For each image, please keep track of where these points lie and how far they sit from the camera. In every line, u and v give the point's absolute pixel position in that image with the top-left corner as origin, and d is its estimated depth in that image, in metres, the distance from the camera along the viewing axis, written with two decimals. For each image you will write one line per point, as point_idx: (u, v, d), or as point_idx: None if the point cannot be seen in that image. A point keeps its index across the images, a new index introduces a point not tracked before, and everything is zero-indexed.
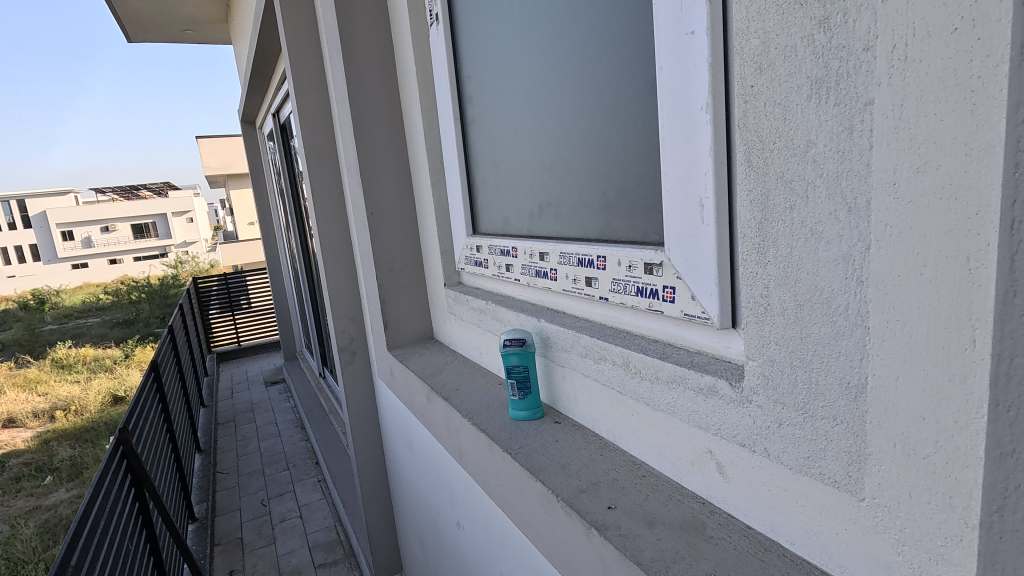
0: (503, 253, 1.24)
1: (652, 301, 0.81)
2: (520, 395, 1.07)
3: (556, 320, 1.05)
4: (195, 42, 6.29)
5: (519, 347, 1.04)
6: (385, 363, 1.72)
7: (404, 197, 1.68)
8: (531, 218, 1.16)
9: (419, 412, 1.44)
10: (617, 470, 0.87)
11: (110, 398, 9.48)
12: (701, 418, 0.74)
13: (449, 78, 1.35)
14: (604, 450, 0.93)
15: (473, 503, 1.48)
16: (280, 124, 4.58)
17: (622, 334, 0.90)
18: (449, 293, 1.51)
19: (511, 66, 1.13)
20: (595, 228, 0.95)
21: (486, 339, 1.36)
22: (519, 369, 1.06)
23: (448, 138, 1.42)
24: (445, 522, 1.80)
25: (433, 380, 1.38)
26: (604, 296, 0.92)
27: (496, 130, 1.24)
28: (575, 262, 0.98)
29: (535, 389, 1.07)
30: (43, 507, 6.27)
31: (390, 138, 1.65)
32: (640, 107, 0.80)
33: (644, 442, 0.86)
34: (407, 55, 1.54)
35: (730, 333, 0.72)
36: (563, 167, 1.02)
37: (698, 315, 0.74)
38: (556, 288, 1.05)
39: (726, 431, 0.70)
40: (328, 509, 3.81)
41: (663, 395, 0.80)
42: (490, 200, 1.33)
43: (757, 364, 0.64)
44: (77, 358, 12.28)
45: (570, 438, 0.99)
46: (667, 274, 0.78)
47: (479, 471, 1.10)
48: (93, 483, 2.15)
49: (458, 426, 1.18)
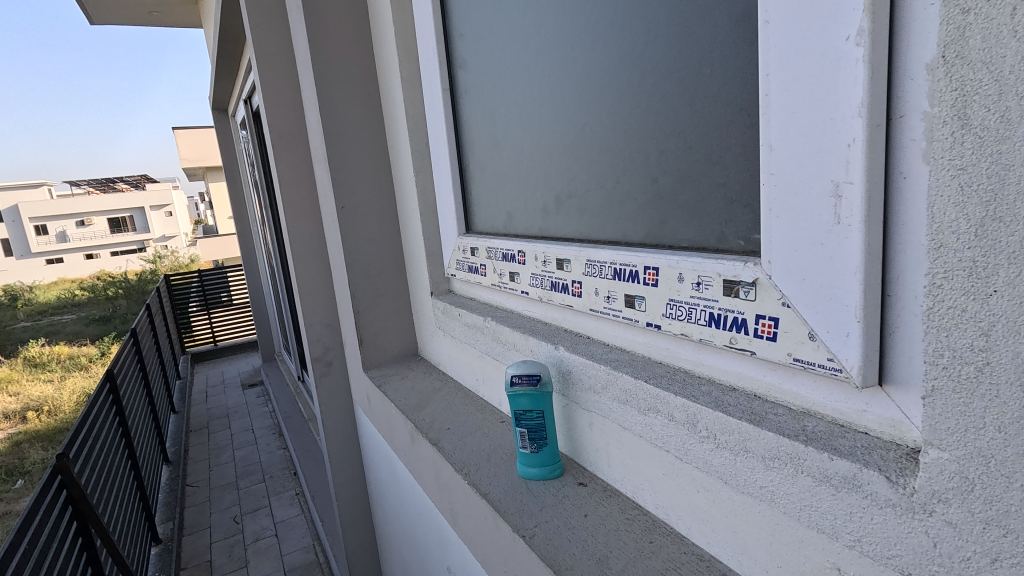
0: (506, 258, 0.98)
1: (736, 335, 0.56)
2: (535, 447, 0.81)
3: (580, 350, 0.79)
4: (163, 25, 5.90)
5: (530, 388, 0.79)
6: (361, 386, 1.45)
7: (382, 188, 1.41)
8: (543, 215, 0.90)
9: (401, 451, 1.18)
10: (677, 571, 0.62)
11: (80, 399, 9.04)
12: (824, 520, 0.49)
13: (434, 37, 1.08)
14: (654, 535, 0.67)
15: (467, 558, 1.22)
16: (252, 110, 4.24)
17: (681, 377, 0.65)
18: (437, 304, 1.24)
19: (517, 16, 0.86)
20: (639, 228, 0.69)
21: (484, 363, 1.10)
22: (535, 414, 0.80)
23: (434, 114, 1.15)
24: (433, 569, 1.54)
25: (418, 414, 1.11)
26: (654, 324, 0.66)
27: (496, 102, 0.98)
28: (609, 274, 0.72)
29: (552, 441, 0.82)
30: (15, 513, 5.79)
31: (363, 116, 1.36)
32: (722, 51, 0.54)
33: (717, 531, 0.61)
34: (383, 14, 1.26)
35: (871, 391, 0.47)
36: (589, 146, 0.75)
37: (821, 363, 0.49)
38: (580, 307, 0.80)
39: (872, 547, 0.45)
40: (306, 527, 3.53)
41: (753, 474, 0.55)
42: (488, 191, 1.06)
43: (947, 457, 0.39)
44: (46, 357, 11.77)
45: (603, 511, 0.73)
46: (763, 299, 0.53)
47: (479, 545, 0.85)
48: (21, 517, 1.81)
49: (450, 481, 0.92)
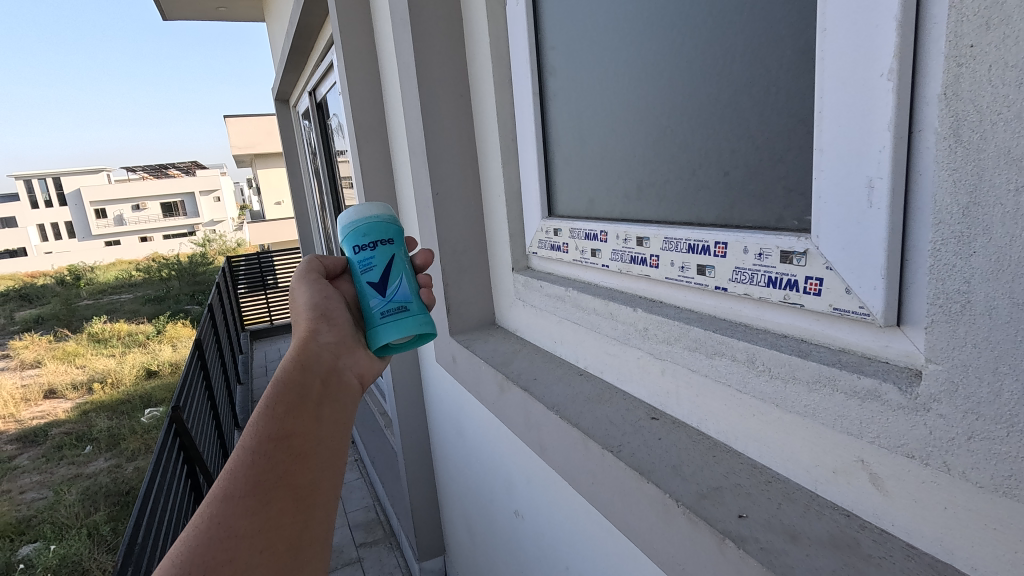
0: (588, 238, 1.17)
1: (789, 292, 0.74)
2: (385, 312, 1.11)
3: (655, 310, 0.98)
4: (229, 21, 6.23)
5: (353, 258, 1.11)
6: (447, 350, 1.68)
7: (469, 176, 1.61)
8: (624, 201, 1.09)
9: (488, 401, 1.40)
10: (737, 475, 0.81)
11: (145, 371, 9.74)
12: (852, 424, 0.67)
13: (529, 48, 1.26)
14: (715, 452, 0.87)
15: (535, 493, 1.42)
16: (316, 103, 4.49)
17: (742, 328, 0.83)
18: (518, 278, 1.45)
19: (607, 36, 1.04)
20: (711, 211, 0.88)
21: (563, 327, 1.30)
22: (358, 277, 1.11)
23: (525, 114, 1.34)
24: (499, 512, 1.75)
25: (506, 369, 1.32)
26: (722, 286, 0.85)
27: (583, 106, 1.16)
28: (684, 248, 0.91)
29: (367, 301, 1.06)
30: (84, 476, 6.49)
31: (455, 115, 1.56)
32: (796, 76, 0.70)
33: (769, 446, 0.80)
34: (479, 26, 1.45)
35: (891, 331, 0.64)
36: (670, 145, 0.94)
37: (856, 310, 0.66)
38: (657, 276, 0.98)
39: (888, 439, 0.63)
40: (365, 490, 3.85)
41: (799, 396, 0.73)
42: (571, 179, 1.26)
43: (942, 368, 0.56)
44: (113, 332, 12.59)
45: (673, 435, 0.93)
46: (813, 264, 0.70)
47: (565, 467, 1.05)
48: (145, 482, 2.11)
49: (538, 418, 1.12)
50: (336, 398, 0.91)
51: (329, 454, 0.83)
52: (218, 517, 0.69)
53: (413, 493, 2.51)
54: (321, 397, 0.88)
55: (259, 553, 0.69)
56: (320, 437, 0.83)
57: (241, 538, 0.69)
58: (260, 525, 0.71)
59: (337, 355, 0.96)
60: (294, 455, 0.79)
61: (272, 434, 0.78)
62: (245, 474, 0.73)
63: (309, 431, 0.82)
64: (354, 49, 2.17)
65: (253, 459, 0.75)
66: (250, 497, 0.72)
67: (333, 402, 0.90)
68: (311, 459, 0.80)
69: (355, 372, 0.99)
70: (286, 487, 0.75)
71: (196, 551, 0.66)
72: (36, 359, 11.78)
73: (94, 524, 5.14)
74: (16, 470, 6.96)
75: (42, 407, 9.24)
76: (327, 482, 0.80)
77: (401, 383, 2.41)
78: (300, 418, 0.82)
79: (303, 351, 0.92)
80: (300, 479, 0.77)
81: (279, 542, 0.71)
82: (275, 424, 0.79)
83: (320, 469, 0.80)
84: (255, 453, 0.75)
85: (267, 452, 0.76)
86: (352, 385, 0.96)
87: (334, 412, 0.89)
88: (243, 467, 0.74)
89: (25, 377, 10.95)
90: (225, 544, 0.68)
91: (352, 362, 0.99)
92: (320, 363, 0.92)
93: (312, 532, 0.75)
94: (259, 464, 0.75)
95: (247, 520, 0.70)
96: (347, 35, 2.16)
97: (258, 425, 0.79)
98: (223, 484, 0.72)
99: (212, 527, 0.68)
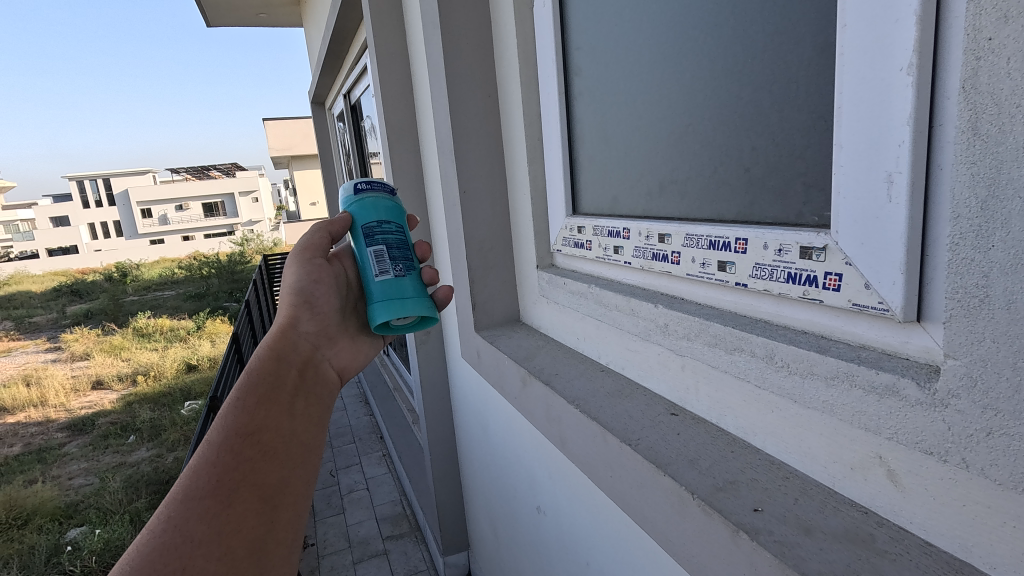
0: (611, 235, 1.19)
1: (809, 288, 0.74)
2: (393, 274, 1.12)
3: (676, 307, 0.99)
4: (268, 26, 6.43)
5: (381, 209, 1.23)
6: (472, 345, 1.71)
7: (497, 175, 1.64)
8: (647, 198, 1.10)
9: (511, 395, 1.42)
10: (753, 470, 0.81)
11: (184, 365, 10.09)
12: (870, 421, 0.66)
13: (554, 49, 1.28)
14: (734, 448, 0.87)
15: (555, 488, 1.43)
16: (351, 105, 4.60)
17: (761, 324, 0.83)
18: (543, 275, 1.47)
19: (632, 35, 1.06)
20: (733, 208, 0.89)
21: (585, 324, 1.32)
22: (395, 233, 1.19)
23: (550, 113, 1.36)
24: (520, 506, 1.77)
25: (529, 364, 1.34)
26: (742, 283, 0.85)
27: (607, 105, 1.18)
28: (704, 245, 0.92)
29: None
30: (128, 464, 6.79)
31: (482, 115, 1.59)
32: (820, 74, 0.71)
33: (788, 442, 0.80)
34: (508, 26, 1.47)
35: (911, 326, 0.63)
36: (692, 144, 0.95)
37: (875, 305, 0.65)
38: (678, 272, 0.99)
39: (906, 436, 0.62)
40: (393, 484, 3.93)
41: (818, 392, 0.72)
42: (595, 178, 1.27)
43: (960, 363, 0.54)
44: (155, 327, 13.10)
45: (691, 431, 0.94)
46: (832, 259, 0.70)
47: (584, 460, 1.06)
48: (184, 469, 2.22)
49: (559, 412, 1.13)
50: (307, 392, 0.99)
51: (297, 449, 0.89)
52: (178, 519, 0.73)
53: (438, 488, 2.55)
54: (289, 392, 0.95)
55: (218, 554, 0.73)
56: (288, 432, 0.89)
57: (199, 540, 0.73)
58: (222, 525, 0.75)
59: (314, 346, 1.07)
60: (260, 452, 0.84)
61: (238, 431, 0.84)
62: (209, 473, 0.78)
63: (276, 427, 0.88)
64: (387, 51, 2.23)
65: (217, 458, 0.80)
66: (210, 501, 0.76)
67: (304, 396, 0.97)
68: (277, 455, 0.86)
69: (333, 364, 1.09)
70: (250, 485, 0.80)
71: (155, 550, 0.70)
72: (85, 352, 12.36)
73: (136, 511, 5.37)
74: (65, 456, 7.32)
75: (89, 397, 9.69)
76: (294, 479, 0.87)
77: (428, 378, 2.46)
78: (267, 413, 0.89)
79: (282, 339, 1.02)
80: (265, 476, 0.83)
81: (241, 541, 0.76)
82: (240, 421, 0.85)
83: (286, 467, 0.86)
84: (218, 453, 0.81)
85: (232, 449, 0.82)
86: (328, 377, 1.06)
87: (304, 406, 0.96)
88: (206, 467, 0.79)
89: (75, 368, 11.49)
90: (182, 549, 0.71)
91: (330, 353, 1.10)
92: (293, 355, 1.01)
93: (276, 530, 0.80)
94: (225, 461, 0.80)
95: (206, 522, 0.74)
96: (380, 38, 2.22)
97: (222, 421, 0.85)
98: (185, 484, 0.77)
99: (172, 527, 0.72)
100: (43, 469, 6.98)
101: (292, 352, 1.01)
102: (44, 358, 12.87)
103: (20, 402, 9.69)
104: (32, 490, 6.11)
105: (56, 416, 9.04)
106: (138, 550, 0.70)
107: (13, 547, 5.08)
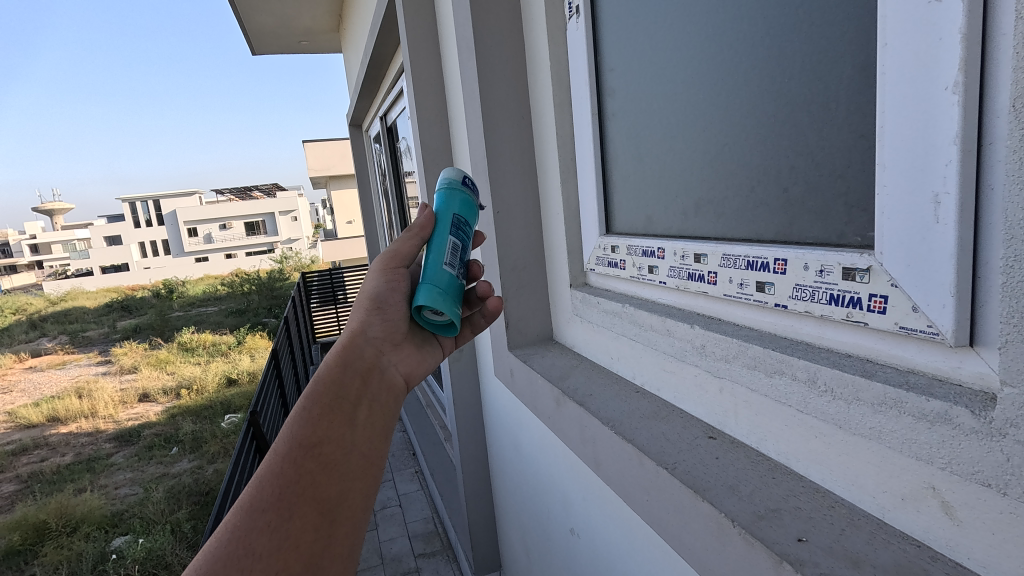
0: (645, 254, 1.18)
1: (852, 310, 0.72)
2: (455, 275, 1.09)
3: (713, 327, 0.97)
4: (310, 54, 6.69)
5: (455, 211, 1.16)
6: (505, 363, 1.72)
7: (530, 194, 1.65)
8: (682, 217, 1.09)
9: (545, 415, 1.41)
10: (796, 497, 0.79)
11: (225, 379, 10.39)
12: (921, 449, 0.63)
13: (587, 71, 1.29)
14: (777, 474, 0.85)
15: (589, 510, 1.41)
16: (387, 126, 4.71)
17: (804, 347, 0.81)
18: (576, 295, 1.47)
19: (666, 57, 1.06)
20: (771, 228, 0.87)
21: (619, 343, 1.31)
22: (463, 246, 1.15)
23: (582, 132, 1.37)
24: (552, 529, 1.75)
25: (562, 384, 1.34)
26: (782, 304, 0.83)
27: (641, 124, 1.18)
28: (742, 265, 0.91)
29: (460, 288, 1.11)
30: (170, 475, 7.01)
31: (516, 136, 1.62)
32: (861, 94, 0.69)
33: (833, 469, 0.78)
34: (541, 48, 1.50)
35: (964, 351, 0.61)
36: (729, 164, 0.94)
37: (925, 329, 0.63)
38: (714, 292, 0.98)
39: (960, 466, 0.59)
40: (425, 502, 3.93)
41: (865, 419, 0.70)
42: (628, 197, 1.27)
43: (1018, 392, 0.52)
44: (199, 342, 13.59)
45: (731, 456, 0.92)
46: (876, 281, 0.68)
47: (619, 482, 1.04)
48: (223, 484, 2.27)
49: (593, 432, 1.12)
50: (372, 399, 1.00)
51: (358, 460, 0.90)
52: (241, 531, 0.76)
53: (470, 507, 2.54)
54: (353, 401, 0.96)
55: (276, 568, 0.74)
56: (350, 442, 0.91)
57: (259, 554, 0.75)
58: (282, 538, 0.77)
59: (380, 352, 1.07)
60: (320, 464, 0.86)
61: (302, 441, 0.87)
62: (272, 485, 0.81)
63: (337, 437, 0.90)
64: (424, 75, 2.29)
65: (280, 469, 0.83)
66: (272, 514, 0.78)
67: (367, 404, 0.98)
68: (338, 467, 0.87)
69: (399, 370, 1.08)
70: (308, 499, 0.82)
71: (219, 562, 0.72)
72: (133, 365, 12.87)
73: (177, 521, 5.51)
74: (112, 466, 7.60)
75: (136, 408, 10.07)
76: (354, 493, 0.86)
77: (461, 396, 2.47)
78: (329, 423, 0.90)
79: (350, 345, 1.04)
80: (325, 490, 0.84)
81: (299, 556, 0.77)
82: (303, 432, 0.88)
83: (346, 479, 0.87)
84: (282, 463, 0.84)
85: (295, 461, 0.84)
86: (395, 382, 1.06)
87: (367, 415, 0.97)
88: (270, 478, 0.82)
89: (124, 380, 11.97)
90: (243, 562, 0.73)
91: (396, 360, 1.09)
92: (360, 360, 1.03)
93: (333, 545, 0.81)
94: (287, 472, 0.83)
95: (267, 535, 0.76)
96: (417, 62, 2.28)
97: (288, 434, 0.88)
98: (251, 495, 0.80)
99: (236, 538, 0.75)
100: (92, 478, 7.26)
101: (358, 361, 1.02)
102: (96, 371, 13.47)
103: (71, 412, 10.14)
104: (82, 498, 6.36)
105: (104, 426, 9.41)
106: (205, 558, 0.73)
107: (63, 553, 5.29)
